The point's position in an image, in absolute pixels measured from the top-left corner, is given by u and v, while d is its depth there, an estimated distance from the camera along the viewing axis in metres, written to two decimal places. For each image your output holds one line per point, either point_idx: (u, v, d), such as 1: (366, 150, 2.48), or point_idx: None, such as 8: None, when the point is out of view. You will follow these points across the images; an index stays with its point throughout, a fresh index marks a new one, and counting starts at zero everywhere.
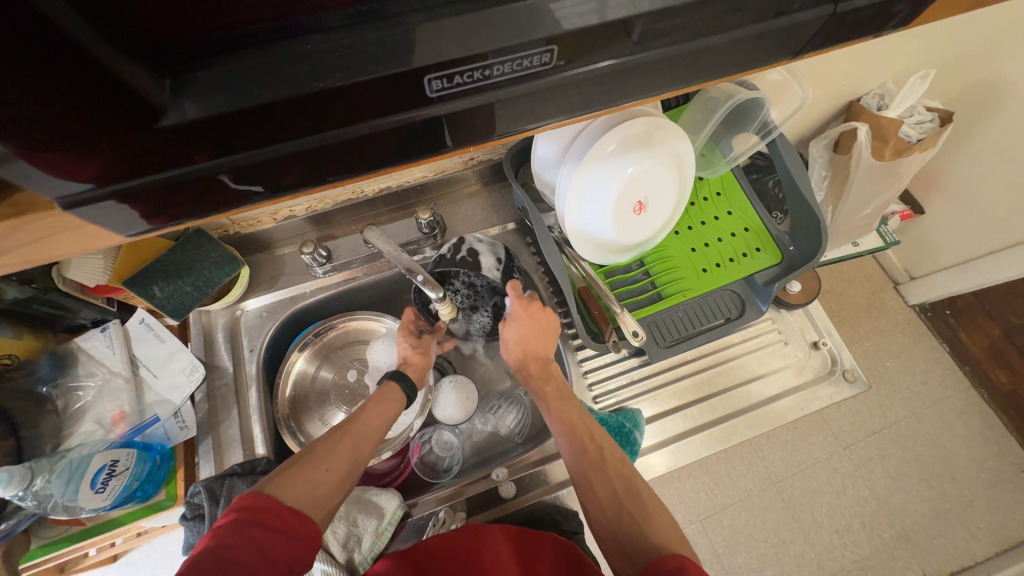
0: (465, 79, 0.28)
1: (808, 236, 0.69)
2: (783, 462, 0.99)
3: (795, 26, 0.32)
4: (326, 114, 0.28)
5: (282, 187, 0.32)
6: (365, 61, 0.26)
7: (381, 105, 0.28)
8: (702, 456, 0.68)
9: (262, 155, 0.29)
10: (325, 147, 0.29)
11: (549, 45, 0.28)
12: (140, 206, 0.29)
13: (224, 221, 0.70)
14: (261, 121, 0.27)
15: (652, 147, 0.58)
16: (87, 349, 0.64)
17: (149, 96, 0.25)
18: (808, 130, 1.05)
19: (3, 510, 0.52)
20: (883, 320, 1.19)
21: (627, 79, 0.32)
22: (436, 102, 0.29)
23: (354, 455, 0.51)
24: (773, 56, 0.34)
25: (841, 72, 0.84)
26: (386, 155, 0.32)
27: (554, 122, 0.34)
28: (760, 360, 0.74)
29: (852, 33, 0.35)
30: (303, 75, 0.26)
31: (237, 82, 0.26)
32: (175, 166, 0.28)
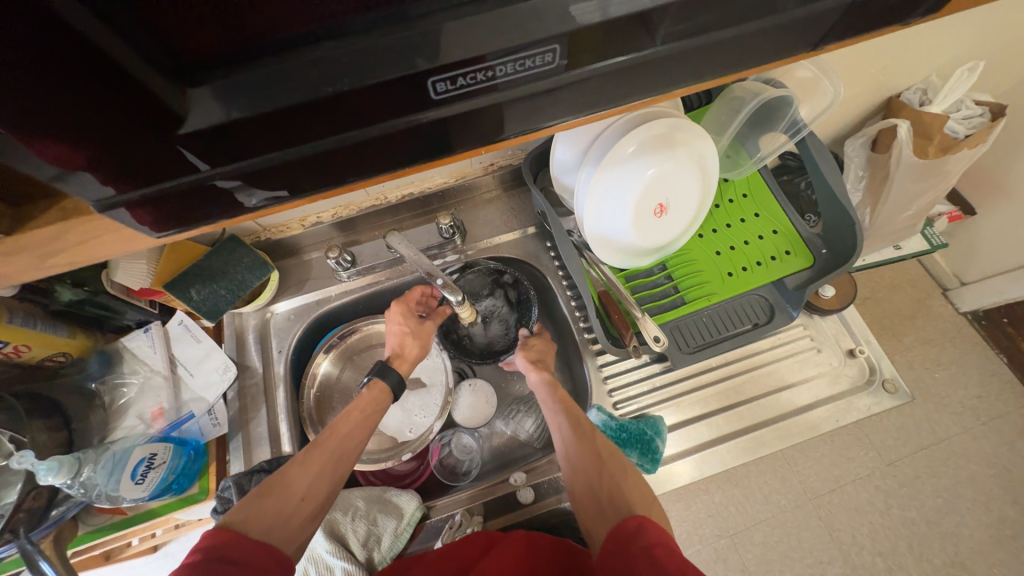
0: (469, 81, 0.29)
1: (843, 238, 0.66)
2: (820, 477, 0.94)
3: (813, 16, 0.31)
4: (336, 118, 0.29)
5: (299, 189, 0.33)
6: (372, 66, 0.27)
7: (389, 107, 0.29)
8: (728, 467, 0.65)
9: (279, 157, 0.30)
10: (338, 149, 0.31)
11: (551, 45, 0.28)
12: (170, 208, 0.31)
13: (256, 228, 0.73)
14: (274, 125, 0.28)
15: (673, 148, 0.57)
16: (132, 348, 0.68)
17: (171, 104, 0.26)
18: (843, 128, 1.00)
19: (54, 496, 0.56)
20: (930, 328, 1.12)
21: (635, 75, 0.32)
22: (440, 105, 0.30)
23: (330, 481, 0.51)
24: (790, 49, 0.33)
25: (877, 67, 0.80)
26: (398, 156, 0.33)
27: (563, 122, 0.34)
28: (791, 368, 0.70)
29: (876, 23, 0.33)
30: (312, 81, 0.27)
31: (249, 90, 0.27)
32: (200, 169, 0.29)
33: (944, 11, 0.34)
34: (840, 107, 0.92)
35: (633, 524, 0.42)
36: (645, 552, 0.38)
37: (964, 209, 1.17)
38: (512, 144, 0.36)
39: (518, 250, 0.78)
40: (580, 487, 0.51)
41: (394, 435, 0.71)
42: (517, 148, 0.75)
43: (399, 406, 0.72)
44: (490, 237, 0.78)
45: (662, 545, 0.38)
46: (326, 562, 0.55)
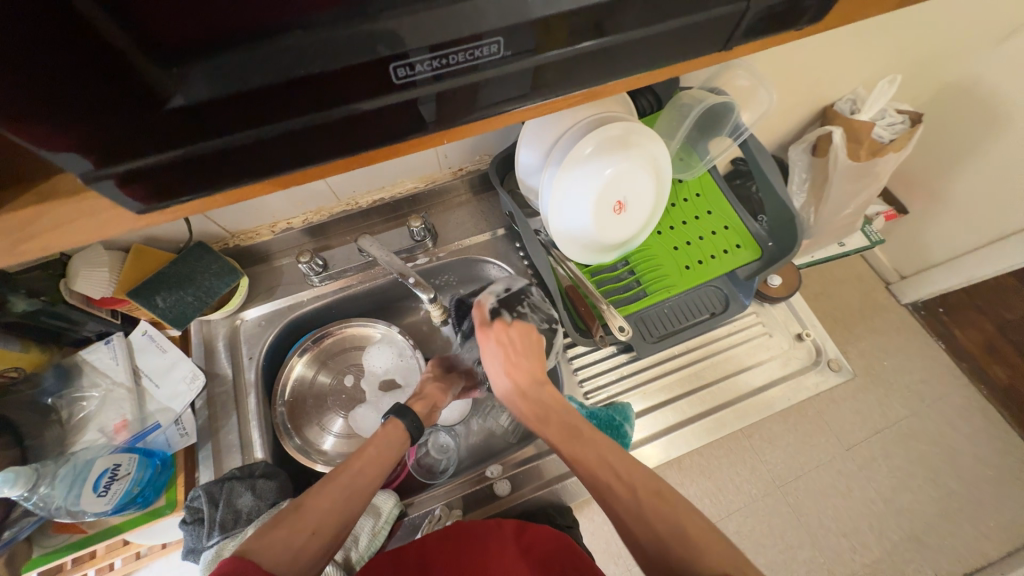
0: (425, 67, 0.31)
1: (787, 231, 0.73)
2: (786, 465, 1.00)
3: (716, 20, 0.34)
4: (308, 100, 0.31)
5: (267, 172, 0.34)
6: (336, 52, 0.29)
7: (355, 90, 0.31)
8: (693, 448, 0.69)
9: (255, 136, 0.31)
10: (304, 130, 0.32)
11: (495, 37, 0.31)
12: (146, 184, 0.31)
13: (225, 234, 0.73)
14: (251, 104, 0.29)
15: (628, 149, 0.61)
16: (93, 360, 0.66)
17: (156, 82, 0.27)
18: (786, 135, 1.09)
19: (7, 517, 0.53)
20: (876, 320, 1.21)
21: (571, 66, 0.34)
22: (399, 90, 0.32)
23: (341, 516, 0.50)
24: (702, 49, 0.37)
25: (811, 78, 0.88)
26: (366, 138, 0.34)
27: (513, 109, 0.37)
28: (747, 352, 0.76)
29: (772, 28, 0.37)
30: (285, 66, 0.29)
31: (225, 73, 0.28)
32: (177, 147, 0.30)
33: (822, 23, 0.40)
34: (782, 115, 0.99)
35: None
36: None
37: (898, 208, 1.28)
38: (472, 133, 0.38)
39: (488, 252, 0.81)
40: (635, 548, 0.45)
41: None
42: (483, 153, 0.78)
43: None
44: (461, 239, 0.80)
45: None
46: None
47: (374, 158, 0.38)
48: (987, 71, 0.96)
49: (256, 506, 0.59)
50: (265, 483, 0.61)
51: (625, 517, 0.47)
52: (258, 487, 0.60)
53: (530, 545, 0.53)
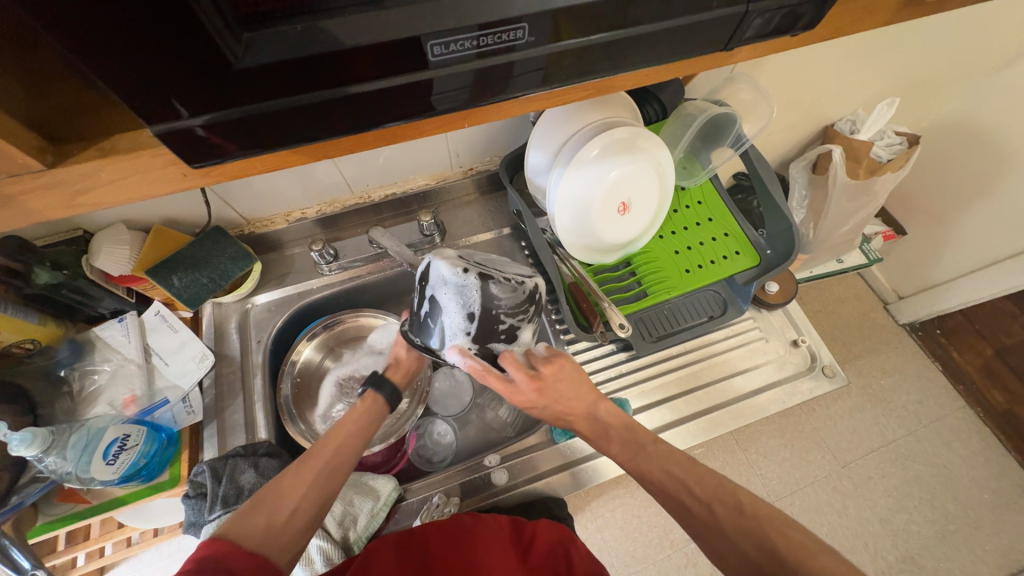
0: (461, 46, 0.31)
1: (783, 241, 0.75)
2: (781, 479, 1.00)
3: (718, 20, 0.36)
4: (360, 70, 0.30)
5: (293, 142, 0.33)
6: (389, 25, 0.29)
7: (401, 66, 0.31)
8: (688, 446, 0.70)
9: (306, 101, 0.30)
10: (337, 103, 0.31)
11: (520, 22, 0.31)
12: (189, 143, 0.30)
13: (241, 221, 0.75)
14: (297, 72, 0.29)
15: (635, 152, 0.64)
16: (105, 337, 0.68)
17: (223, 47, 0.26)
18: (788, 152, 1.12)
19: (16, 481, 0.55)
20: (874, 339, 1.23)
21: (587, 56, 0.35)
22: (436, 67, 0.32)
23: (323, 491, 0.51)
24: (706, 48, 0.39)
25: (812, 97, 0.91)
26: (404, 114, 0.34)
27: (526, 95, 0.38)
28: (743, 356, 0.77)
29: (771, 32, 0.40)
30: (336, 36, 0.28)
31: (277, 41, 0.28)
32: (229, 108, 0.29)
33: (816, 29, 0.42)
34: (785, 132, 1.02)
35: None
36: None
37: (896, 229, 1.30)
38: (491, 118, 0.39)
39: (494, 249, 0.83)
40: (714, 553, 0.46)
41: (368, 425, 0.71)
42: (493, 154, 0.81)
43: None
44: (469, 236, 0.83)
45: None
46: None
47: (408, 135, 0.38)
48: (984, 103, 1.00)
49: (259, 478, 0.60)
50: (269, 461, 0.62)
51: (696, 515, 0.47)
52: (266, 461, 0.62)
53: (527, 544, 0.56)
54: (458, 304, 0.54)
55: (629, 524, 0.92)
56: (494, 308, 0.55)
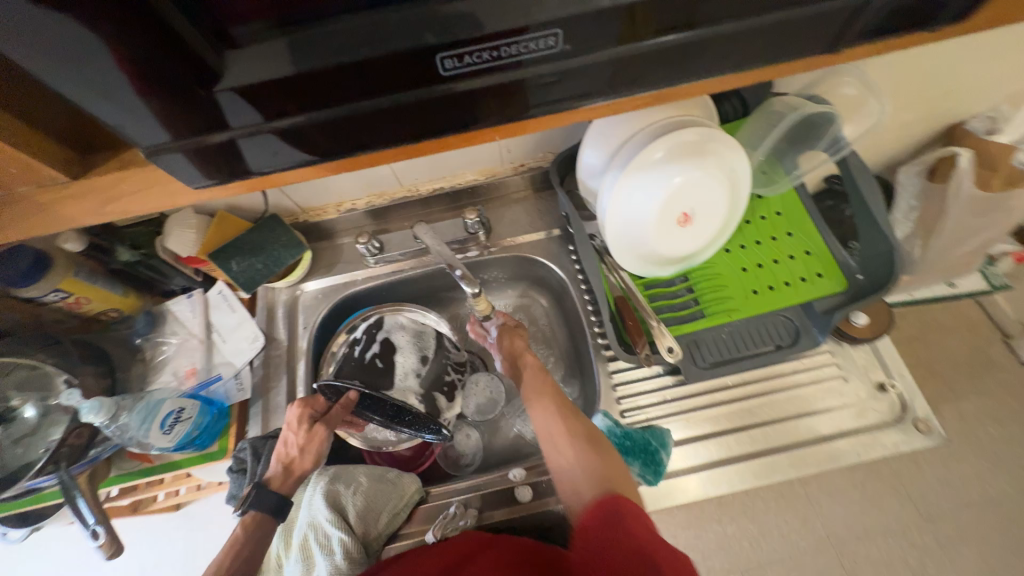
0: (477, 58, 0.30)
1: (881, 264, 0.63)
2: (845, 523, 0.88)
3: (817, 17, 0.30)
4: (372, 84, 0.31)
5: (318, 154, 0.35)
6: (386, 36, 0.29)
7: (407, 78, 0.31)
8: (735, 490, 0.63)
9: (322, 116, 0.32)
10: (354, 116, 0.33)
11: (553, 28, 0.29)
12: (220, 157, 0.34)
13: (296, 209, 0.78)
14: (308, 85, 0.30)
15: (703, 157, 0.56)
16: (176, 311, 0.74)
17: (211, 63, 0.29)
18: (897, 155, 0.94)
19: (94, 437, 0.61)
20: (987, 380, 1.03)
21: (647, 62, 0.32)
22: (449, 81, 0.31)
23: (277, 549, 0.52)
24: (800, 50, 0.33)
25: (939, 90, 0.75)
26: (427, 126, 0.35)
27: (580, 108, 0.35)
28: (815, 395, 0.67)
29: (891, 27, 0.32)
30: (326, 51, 0.29)
31: (263, 56, 0.29)
32: (238, 126, 0.32)
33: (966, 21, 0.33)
34: (897, 132, 0.86)
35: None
36: None
37: None
38: (528, 131, 0.37)
39: (540, 251, 0.79)
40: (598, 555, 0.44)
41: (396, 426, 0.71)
42: (547, 150, 0.76)
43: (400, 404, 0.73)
44: (515, 236, 0.79)
45: None
46: (324, 532, 0.57)
47: (439, 150, 0.38)
48: None
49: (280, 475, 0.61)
50: (268, 496, 0.59)
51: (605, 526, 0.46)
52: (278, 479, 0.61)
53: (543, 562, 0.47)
54: (415, 347, 0.77)
55: None
56: (446, 358, 0.77)
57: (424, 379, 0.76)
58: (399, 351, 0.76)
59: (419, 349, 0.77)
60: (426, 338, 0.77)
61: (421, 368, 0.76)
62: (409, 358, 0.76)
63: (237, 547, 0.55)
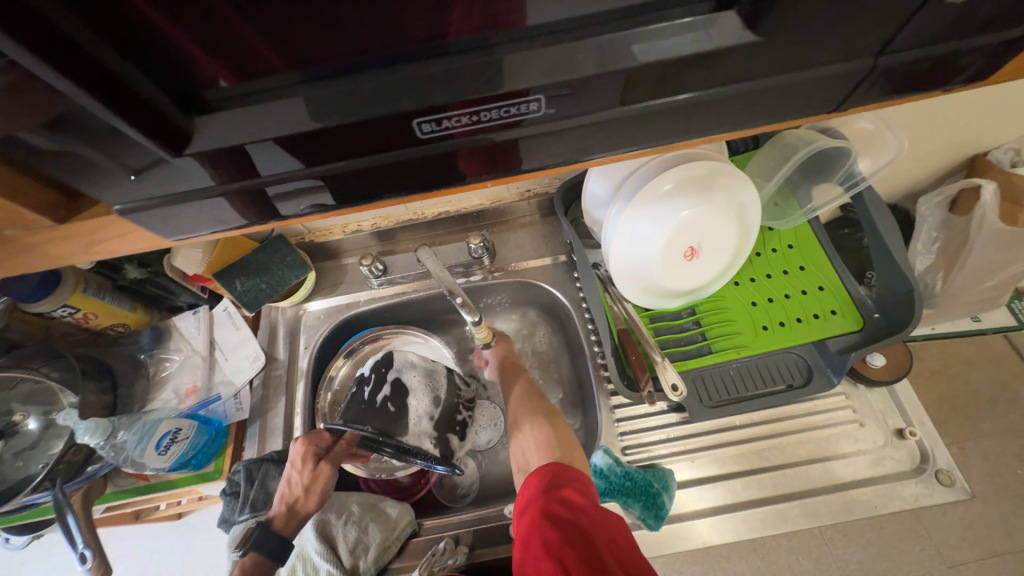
0: (454, 122, 0.29)
1: (900, 304, 0.60)
2: (863, 568, 0.82)
3: (823, 80, 0.29)
4: (349, 147, 0.30)
5: (338, 200, 0.35)
6: (358, 105, 0.28)
7: (383, 142, 0.30)
8: (742, 539, 0.59)
9: (304, 173, 0.32)
10: (341, 174, 0.32)
11: (537, 94, 0.28)
12: (198, 213, 0.33)
13: (302, 230, 0.79)
14: (283, 148, 0.30)
15: (712, 192, 0.55)
16: (180, 326, 0.74)
17: (179, 125, 0.28)
18: (918, 185, 0.91)
19: (91, 454, 0.61)
20: (1015, 420, 0.98)
21: (644, 122, 0.31)
22: (427, 143, 0.31)
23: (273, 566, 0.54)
24: (806, 109, 0.32)
25: (960, 124, 0.72)
26: (416, 181, 0.34)
27: (592, 159, 0.34)
28: (828, 439, 0.64)
29: (901, 88, 0.31)
30: (290, 120, 0.29)
31: (228, 121, 0.29)
32: (217, 184, 0.31)
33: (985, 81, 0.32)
34: (917, 164, 0.83)
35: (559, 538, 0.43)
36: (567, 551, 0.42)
37: None
38: (522, 178, 0.35)
39: (544, 277, 0.78)
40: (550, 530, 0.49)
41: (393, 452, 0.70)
42: (553, 177, 0.76)
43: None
44: (519, 261, 0.79)
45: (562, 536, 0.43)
46: (313, 563, 0.56)
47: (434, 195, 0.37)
48: None
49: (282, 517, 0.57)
50: (269, 541, 0.55)
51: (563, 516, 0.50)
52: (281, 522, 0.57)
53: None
54: (427, 387, 0.67)
55: None
56: (456, 395, 0.69)
57: (438, 423, 0.66)
58: (410, 391, 0.66)
59: (436, 388, 0.67)
60: (439, 378, 0.68)
61: (433, 412, 0.66)
62: (422, 400, 0.66)
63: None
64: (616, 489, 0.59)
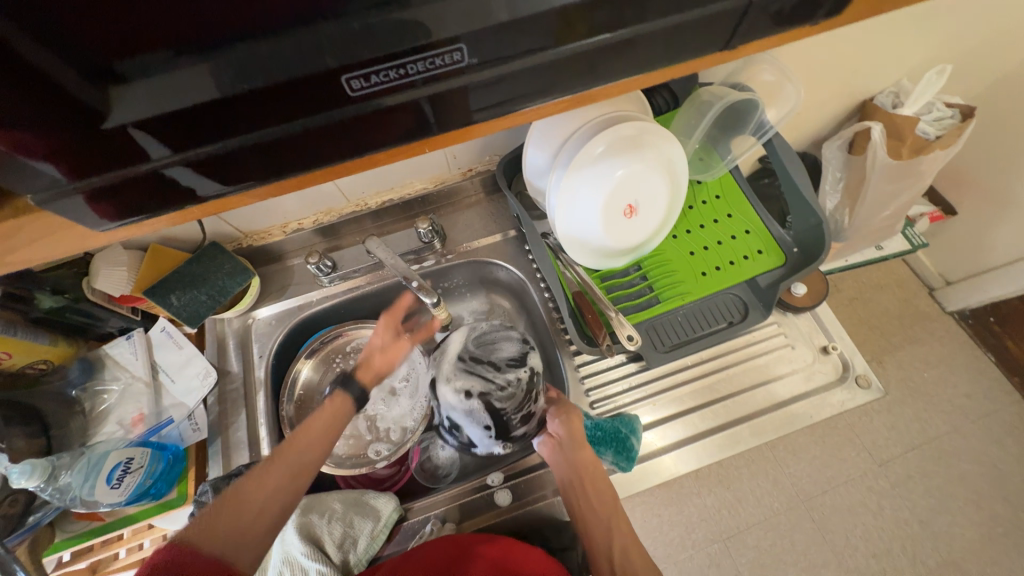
0: (383, 78, 0.30)
1: (813, 238, 0.68)
2: (812, 479, 0.93)
3: (709, 19, 0.32)
4: (281, 108, 0.30)
5: (264, 177, 0.34)
6: (281, 66, 0.28)
7: (312, 103, 0.30)
8: (703, 464, 0.66)
9: (232, 144, 0.31)
10: (263, 144, 0.32)
11: (457, 43, 0.29)
12: (121, 197, 0.32)
13: (237, 234, 0.75)
14: (203, 118, 0.29)
15: (642, 150, 0.58)
16: (113, 354, 0.69)
17: (92, 103, 0.27)
18: (820, 132, 1.01)
19: (31, 503, 0.57)
20: (917, 330, 1.13)
21: (559, 71, 0.33)
22: (359, 101, 0.31)
23: (286, 493, 0.52)
24: (701, 49, 0.35)
25: (847, 70, 0.81)
26: (354, 146, 0.34)
27: (521, 110, 0.35)
28: (767, 364, 0.71)
29: (774, 25, 0.35)
30: (217, 83, 0.28)
31: (144, 92, 0.28)
32: (133, 164, 0.30)
33: (843, 14, 0.36)
34: (816, 112, 0.92)
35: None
36: None
37: (946, 210, 1.17)
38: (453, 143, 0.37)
39: (496, 253, 0.79)
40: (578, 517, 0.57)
41: (367, 446, 0.73)
42: (493, 153, 0.77)
43: (366, 417, 0.74)
44: (470, 241, 0.80)
45: None
46: (300, 566, 0.54)
47: (373, 164, 0.37)
48: None
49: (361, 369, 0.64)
50: (357, 386, 0.61)
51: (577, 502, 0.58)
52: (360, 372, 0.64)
53: (517, 567, 0.52)
54: (472, 416, 0.57)
55: (648, 523, 0.89)
56: (502, 410, 0.57)
57: (493, 429, 0.58)
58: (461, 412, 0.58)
59: (484, 409, 0.57)
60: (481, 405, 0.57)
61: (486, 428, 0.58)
62: (474, 418, 0.57)
63: (327, 419, 0.58)
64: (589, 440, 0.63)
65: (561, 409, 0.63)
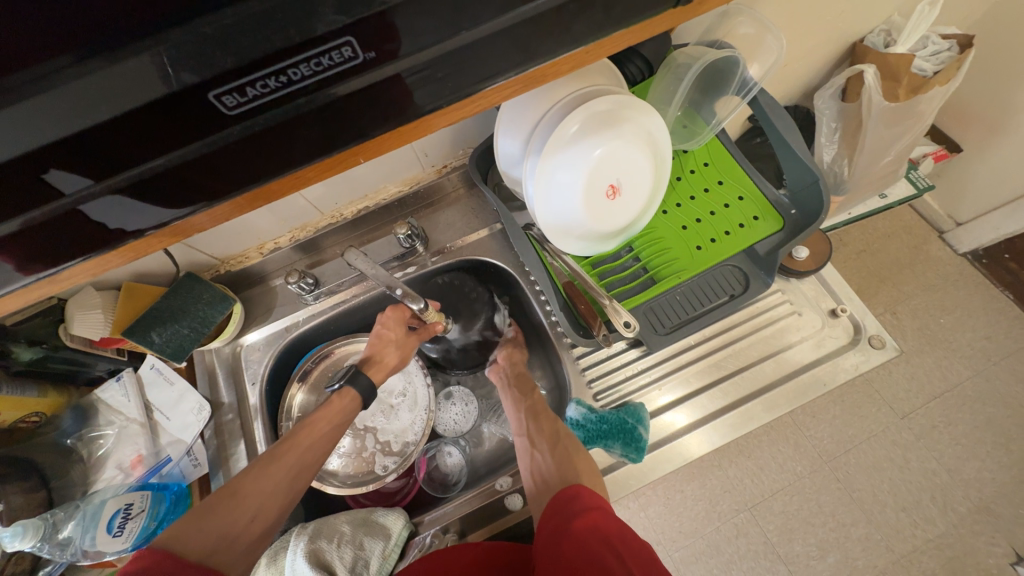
0: (260, 88, 0.26)
1: (811, 196, 0.64)
2: (834, 439, 0.91)
3: None
4: (159, 129, 0.27)
5: (188, 206, 0.31)
6: (138, 84, 0.25)
7: (188, 122, 0.27)
8: (717, 446, 0.63)
9: (134, 175, 0.28)
10: (166, 172, 0.29)
11: (344, 37, 0.26)
12: (33, 245, 0.30)
13: (214, 261, 0.72)
14: (88, 150, 0.26)
15: (619, 125, 0.54)
16: (106, 399, 0.67)
17: None
18: (809, 81, 0.95)
19: (39, 558, 0.57)
20: (929, 275, 1.09)
21: (490, 49, 0.29)
22: (239, 119, 0.28)
23: (281, 500, 0.53)
24: (651, 7, 0.31)
25: (833, 11, 0.75)
26: (274, 161, 0.31)
27: (459, 101, 0.32)
28: (774, 335, 0.69)
29: None
30: (69, 109, 0.25)
31: (6, 126, 0.24)
32: (45, 206, 0.28)
33: None
34: (803, 60, 0.86)
35: (569, 491, 0.52)
36: (582, 514, 0.48)
37: (950, 147, 1.09)
38: (389, 149, 0.34)
39: (483, 250, 0.77)
40: (540, 427, 0.63)
41: (375, 466, 0.70)
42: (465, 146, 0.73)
43: (367, 431, 0.72)
44: (453, 240, 0.77)
45: (595, 509, 0.49)
46: None
47: (311, 179, 0.34)
48: None
49: (370, 364, 0.65)
50: (364, 378, 0.63)
51: (535, 419, 0.64)
52: (369, 367, 0.65)
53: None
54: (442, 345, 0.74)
55: (671, 500, 0.88)
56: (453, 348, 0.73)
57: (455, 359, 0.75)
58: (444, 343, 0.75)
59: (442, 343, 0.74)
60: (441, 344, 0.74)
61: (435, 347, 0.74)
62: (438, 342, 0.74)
63: (334, 416, 0.60)
64: (596, 433, 0.62)
65: (512, 344, 0.74)
